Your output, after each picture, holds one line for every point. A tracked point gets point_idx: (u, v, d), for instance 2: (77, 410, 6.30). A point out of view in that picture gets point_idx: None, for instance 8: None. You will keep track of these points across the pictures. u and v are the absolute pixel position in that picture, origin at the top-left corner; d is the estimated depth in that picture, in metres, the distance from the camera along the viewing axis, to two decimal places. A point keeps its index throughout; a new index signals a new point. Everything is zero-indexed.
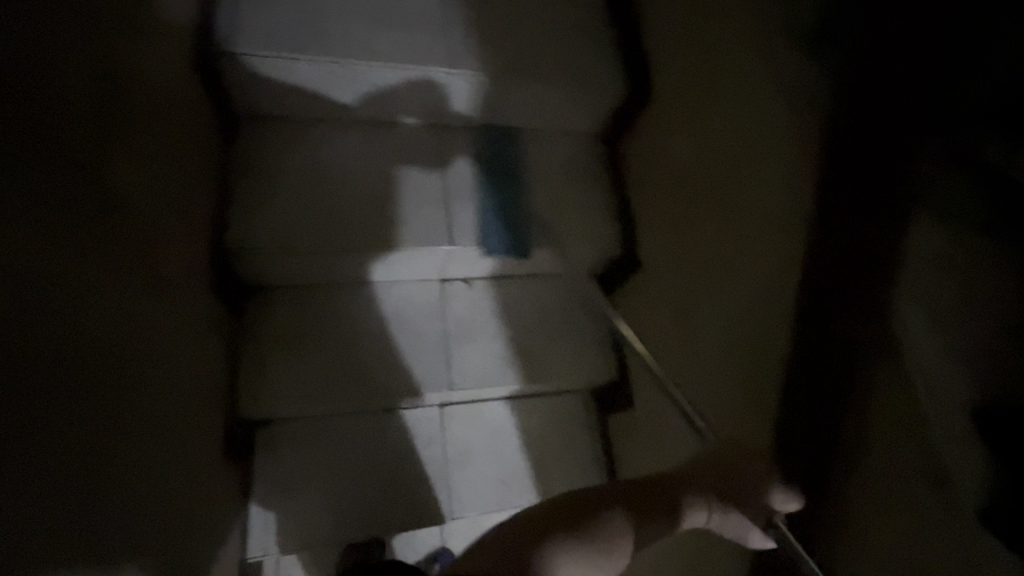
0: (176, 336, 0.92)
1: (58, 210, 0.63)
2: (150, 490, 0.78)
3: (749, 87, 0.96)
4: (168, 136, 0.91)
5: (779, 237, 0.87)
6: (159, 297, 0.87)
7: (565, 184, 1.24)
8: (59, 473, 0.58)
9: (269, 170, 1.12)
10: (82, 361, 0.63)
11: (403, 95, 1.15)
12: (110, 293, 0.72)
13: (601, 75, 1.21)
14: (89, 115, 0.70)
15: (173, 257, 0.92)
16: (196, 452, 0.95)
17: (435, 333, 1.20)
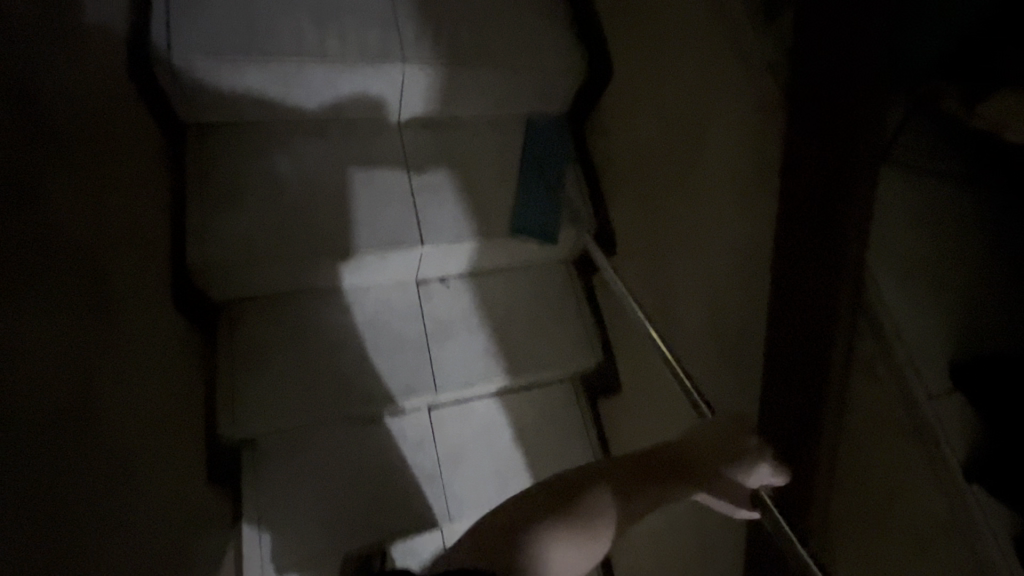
0: (148, 363, 0.90)
1: (22, 247, 0.64)
2: (131, 519, 0.77)
3: (706, 59, 0.95)
4: (117, 159, 0.88)
5: (747, 210, 0.88)
6: (127, 324, 0.86)
7: (534, 170, 1.21)
8: (30, 508, 0.59)
9: (225, 182, 1.08)
10: (50, 396, 0.64)
11: (355, 95, 1.11)
12: (33, 327, 0.63)
13: (559, 57, 1.18)
14: (38, 150, 0.69)
15: (133, 283, 0.89)
16: (169, 487, 0.90)
17: (415, 337, 1.18)
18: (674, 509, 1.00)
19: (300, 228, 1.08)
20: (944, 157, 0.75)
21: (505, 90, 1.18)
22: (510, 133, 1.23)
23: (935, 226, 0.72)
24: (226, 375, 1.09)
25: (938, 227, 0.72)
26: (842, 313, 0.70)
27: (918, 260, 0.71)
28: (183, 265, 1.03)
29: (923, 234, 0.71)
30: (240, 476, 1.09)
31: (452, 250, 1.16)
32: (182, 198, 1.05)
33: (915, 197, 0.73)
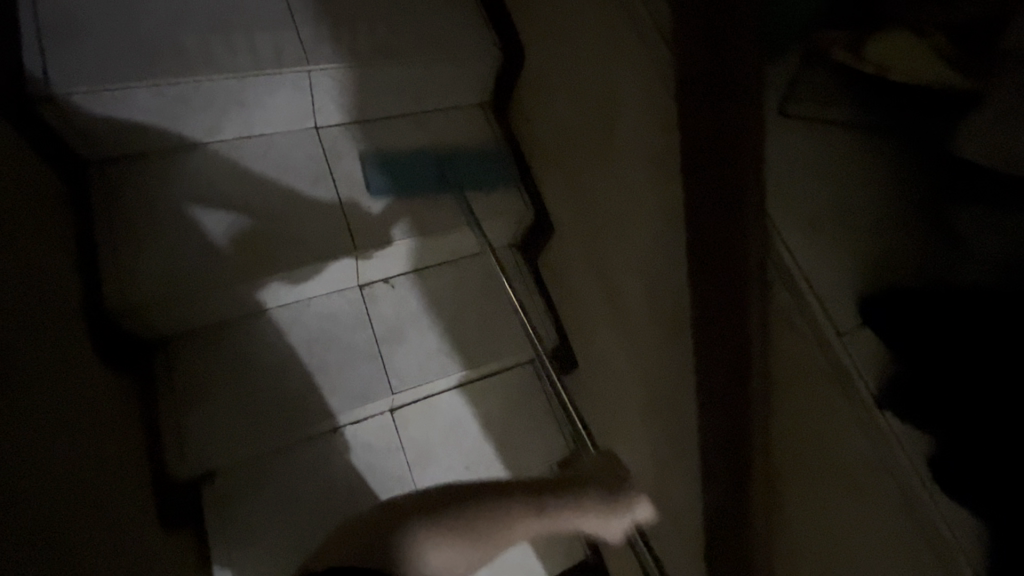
0: (82, 405, 0.86)
1: None
2: (102, 559, 0.77)
3: (608, 30, 0.96)
4: (15, 203, 0.83)
5: (662, 174, 0.90)
6: (54, 370, 0.82)
7: (461, 162, 1.21)
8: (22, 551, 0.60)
9: (135, 213, 1.02)
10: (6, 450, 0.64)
11: (261, 105, 1.07)
12: None
13: (469, 43, 1.16)
14: None
15: (52, 330, 0.85)
16: (124, 530, 0.87)
17: (366, 342, 1.16)
18: (641, 473, 1.03)
19: (227, 252, 1.05)
20: (847, 89, 0.78)
21: (419, 83, 1.16)
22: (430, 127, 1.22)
23: (832, 169, 0.77)
24: (170, 415, 1.05)
25: (834, 172, 0.77)
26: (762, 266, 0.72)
27: (817, 203, 0.75)
28: (105, 309, 0.98)
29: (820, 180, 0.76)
30: (202, 514, 1.06)
31: (392, 251, 1.14)
32: (92, 237, 0.99)
33: (804, 141, 0.79)
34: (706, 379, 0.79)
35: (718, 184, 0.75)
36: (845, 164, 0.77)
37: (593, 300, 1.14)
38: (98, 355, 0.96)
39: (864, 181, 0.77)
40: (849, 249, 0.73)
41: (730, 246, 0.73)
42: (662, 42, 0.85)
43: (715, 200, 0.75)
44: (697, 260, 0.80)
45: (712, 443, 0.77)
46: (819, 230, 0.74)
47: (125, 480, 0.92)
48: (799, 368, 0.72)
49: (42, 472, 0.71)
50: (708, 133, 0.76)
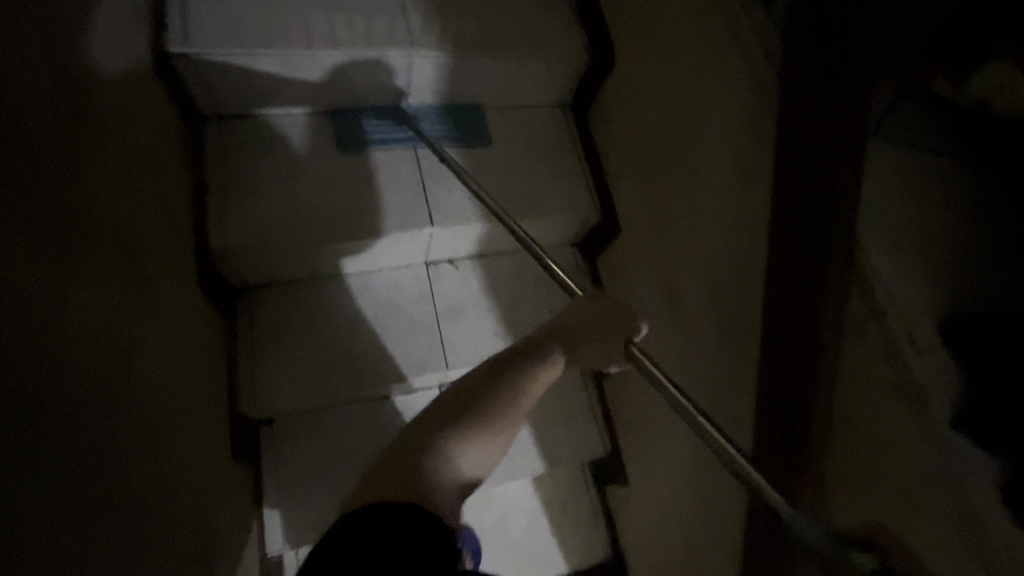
0: (174, 336, 0.94)
1: (31, 254, 0.63)
2: (166, 497, 0.83)
3: (703, 43, 0.99)
4: (141, 148, 0.92)
5: (740, 183, 0.93)
6: (152, 302, 0.89)
7: (538, 157, 1.27)
8: (75, 521, 0.63)
9: (239, 168, 1.11)
10: (69, 419, 0.64)
11: (364, 81, 1.15)
12: (54, 349, 0.64)
13: (562, 45, 1.22)
14: (56, 160, 0.69)
15: (156, 269, 0.92)
16: (194, 461, 0.94)
17: (426, 316, 1.22)
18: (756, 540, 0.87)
19: (313, 215, 1.12)
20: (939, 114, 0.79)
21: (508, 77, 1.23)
22: (514, 121, 1.28)
23: (921, 196, 0.77)
24: (245, 358, 1.14)
25: (925, 199, 0.77)
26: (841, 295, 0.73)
27: (904, 227, 0.75)
28: (204, 252, 1.07)
29: (910, 206, 0.76)
30: (260, 453, 1.14)
31: (462, 231, 1.20)
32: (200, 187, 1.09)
33: (899, 165, 0.78)
34: (769, 389, 0.83)
35: (799, 207, 0.78)
36: (938, 192, 0.77)
37: (650, 300, 1.18)
38: (194, 293, 1.04)
39: (956, 210, 0.76)
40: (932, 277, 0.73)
41: (806, 273, 0.77)
42: (759, 57, 0.88)
43: (795, 226, 0.79)
44: (774, 274, 0.83)
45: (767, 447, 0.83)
46: (904, 254, 0.74)
47: (200, 412, 0.99)
48: (871, 389, 0.73)
49: (131, 391, 0.78)
50: (795, 157, 0.79)
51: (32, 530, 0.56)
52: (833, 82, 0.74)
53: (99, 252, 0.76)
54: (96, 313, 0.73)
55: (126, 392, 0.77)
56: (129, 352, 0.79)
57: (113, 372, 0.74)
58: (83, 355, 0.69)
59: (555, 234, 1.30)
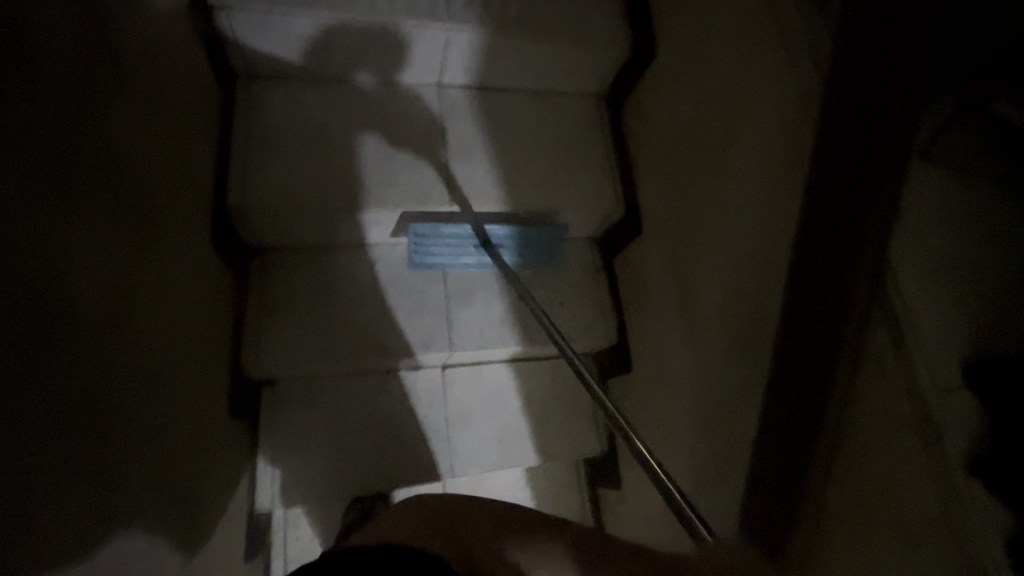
0: (184, 287, 0.94)
1: (58, 197, 0.62)
2: (165, 448, 0.84)
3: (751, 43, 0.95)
4: (169, 97, 0.91)
5: (769, 192, 0.90)
6: (166, 254, 0.89)
7: (566, 147, 1.25)
8: (74, 468, 0.63)
9: (264, 128, 1.11)
10: (80, 366, 0.64)
11: (399, 53, 1.13)
12: (74, 296, 0.64)
13: (604, 33, 1.19)
14: (90, 100, 0.69)
15: (171, 221, 0.92)
16: (192, 414, 0.94)
17: (437, 295, 1.21)
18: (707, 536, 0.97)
19: (334, 181, 1.11)
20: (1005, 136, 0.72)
21: (545, 63, 1.20)
22: (546, 108, 1.26)
23: (974, 223, 0.71)
24: (253, 318, 1.15)
25: (978, 226, 0.71)
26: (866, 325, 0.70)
27: (952, 254, 0.70)
28: (222, 208, 1.07)
29: (961, 233, 0.70)
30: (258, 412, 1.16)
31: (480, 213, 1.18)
32: (225, 143, 1.09)
33: (952, 186, 0.72)
34: (783, 410, 0.80)
35: (834, 225, 0.75)
36: (996, 220, 0.71)
37: (663, 302, 1.16)
38: (208, 251, 1.05)
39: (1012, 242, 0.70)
40: (975, 310, 0.68)
41: (832, 293, 0.73)
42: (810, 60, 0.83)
43: (832, 243, 0.75)
44: (807, 289, 0.79)
45: (772, 467, 0.82)
46: (947, 284, 0.69)
47: (203, 366, 1.00)
48: (886, 422, 0.70)
49: (139, 340, 0.78)
50: (836, 168, 0.75)
51: (36, 468, 0.56)
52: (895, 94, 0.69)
53: (119, 199, 0.76)
54: (108, 257, 0.73)
55: (135, 339, 0.77)
56: (138, 300, 0.79)
57: (122, 317, 0.74)
58: (92, 295, 0.68)
59: (575, 227, 1.28)
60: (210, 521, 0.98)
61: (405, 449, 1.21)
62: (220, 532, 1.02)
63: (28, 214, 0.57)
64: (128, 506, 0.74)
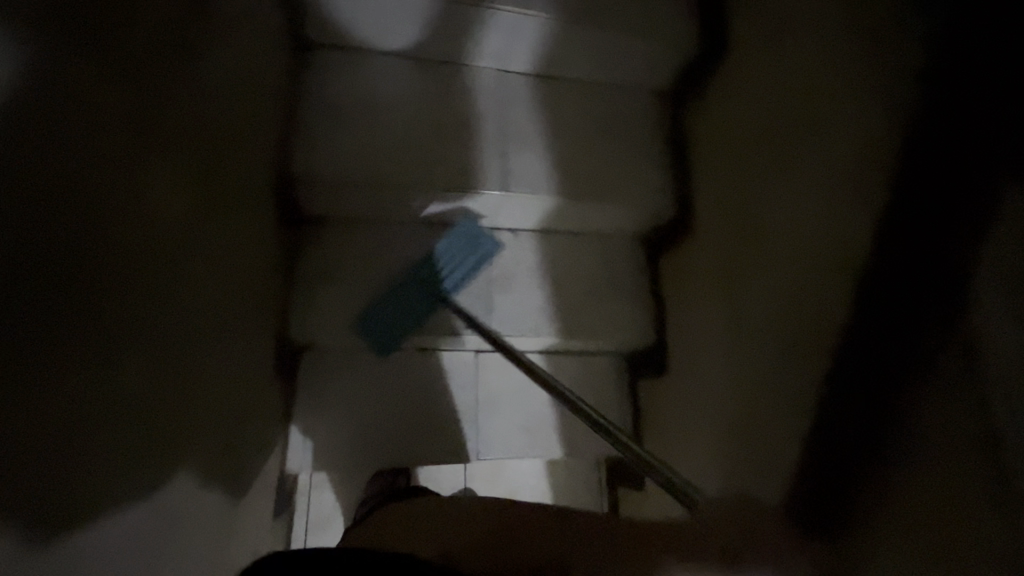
0: (251, 247, 0.96)
1: (107, 155, 0.57)
2: (216, 419, 0.81)
3: (819, 38, 0.88)
4: (240, 59, 0.92)
5: (826, 202, 0.83)
6: (235, 215, 0.90)
7: (623, 143, 1.24)
8: (103, 456, 0.57)
9: (330, 100, 1.12)
10: (119, 345, 0.58)
11: (466, 35, 1.13)
12: (118, 268, 0.58)
13: (674, 31, 1.17)
14: (155, 52, 0.69)
15: (241, 182, 0.93)
16: (251, 372, 0.96)
17: (480, 279, 1.23)
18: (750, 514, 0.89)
19: (395, 157, 1.13)
20: None
21: (610, 57, 1.19)
22: (603, 101, 1.25)
23: None
24: (302, 285, 1.17)
25: None
26: (938, 353, 0.60)
27: None
28: (284, 175, 1.09)
29: None
30: (297, 378, 1.19)
31: (531, 202, 1.18)
32: (292, 111, 1.11)
33: None
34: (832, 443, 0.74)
35: (908, 236, 0.66)
36: None
37: (710, 308, 1.13)
38: (269, 215, 1.06)
39: None
40: None
41: (891, 315, 0.67)
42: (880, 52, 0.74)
43: (883, 258, 0.70)
44: (856, 305, 0.74)
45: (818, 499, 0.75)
46: None
47: (261, 328, 1.02)
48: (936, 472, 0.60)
49: (201, 293, 0.77)
50: (900, 178, 0.68)
51: (58, 461, 0.51)
52: (978, 87, 0.59)
53: (197, 154, 0.77)
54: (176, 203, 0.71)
55: (193, 289, 0.75)
56: (205, 253, 0.79)
57: (179, 265, 0.71)
58: (149, 239, 0.64)
59: (623, 225, 1.28)
60: (254, 477, 1.00)
61: (439, 429, 1.23)
62: (260, 487, 1.05)
63: (84, 145, 0.54)
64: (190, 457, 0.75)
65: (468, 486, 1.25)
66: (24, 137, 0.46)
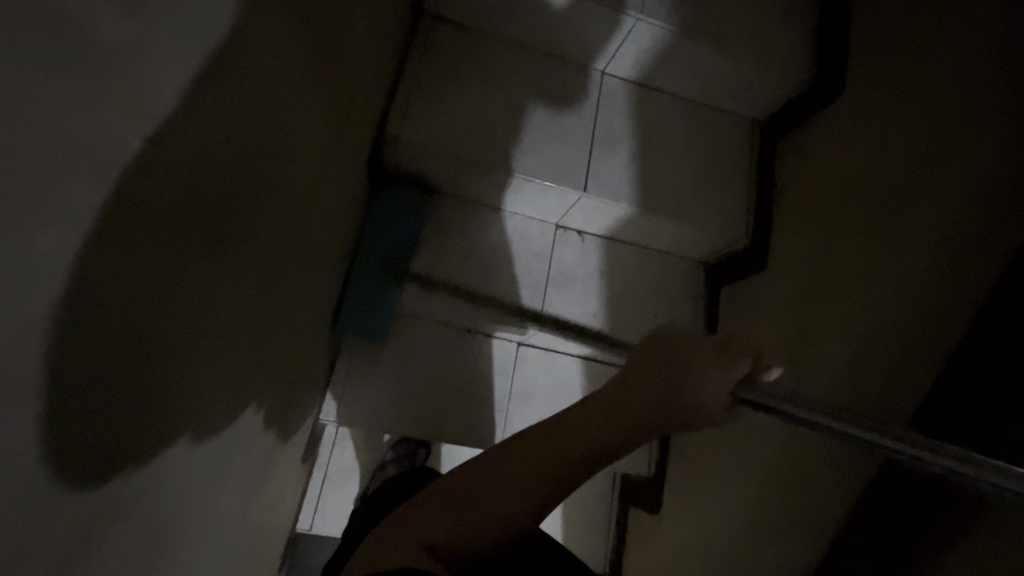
0: (341, 198, 0.97)
1: (280, 112, 0.59)
2: (279, 364, 0.84)
3: (939, 104, 0.87)
4: (382, 13, 0.93)
5: (917, 270, 0.81)
6: (340, 166, 0.92)
7: (710, 167, 1.24)
8: (206, 397, 0.58)
9: (436, 71, 1.14)
10: (239, 296, 0.60)
11: (582, 33, 1.14)
12: (255, 223, 0.60)
13: (787, 67, 1.17)
14: (345, 16, 0.75)
15: (354, 135, 0.95)
16: (315, 317, 0.98)
17: (539, 272, 1.26)
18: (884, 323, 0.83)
19: (488, 137, 1.14)
20: None
21: (717, 79, 1.20)
22: (699, 122, 1.26)
23: None
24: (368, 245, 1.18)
25: None
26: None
27: None
28: (381, 135, 1.10)
29: None
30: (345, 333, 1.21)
31: (608, 208, 1.19)
32: (399, 74, 1.12)
33: None
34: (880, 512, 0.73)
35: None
36: None
37: (764, 348, 1.12)
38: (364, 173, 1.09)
39: None
40: None
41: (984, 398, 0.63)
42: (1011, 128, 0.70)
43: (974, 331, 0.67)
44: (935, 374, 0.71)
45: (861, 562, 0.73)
46: None
47: (331, 278, 1.04)
48: None
49: (296, 237, 0.77)
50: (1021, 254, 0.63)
51: (179, 399, 0.52)
52: None
53: (335, 105, 0.79)
54: (300, 149, 0.69)
55: (283, 239, 0.72)
56: (308, 202, 0.79)
57: (283, 212, 0.68)
58: (268, 185, 0.61)
59: (690, 247, 1.30)
60: (296, 421, 1.02)
61: (475, 410, 1.25)
62: (298, 433, 1.07)
63: (251, 80, 0.50)
64: (259, 393, 0.78)
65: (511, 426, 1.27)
66: (220, 67, 0.43)
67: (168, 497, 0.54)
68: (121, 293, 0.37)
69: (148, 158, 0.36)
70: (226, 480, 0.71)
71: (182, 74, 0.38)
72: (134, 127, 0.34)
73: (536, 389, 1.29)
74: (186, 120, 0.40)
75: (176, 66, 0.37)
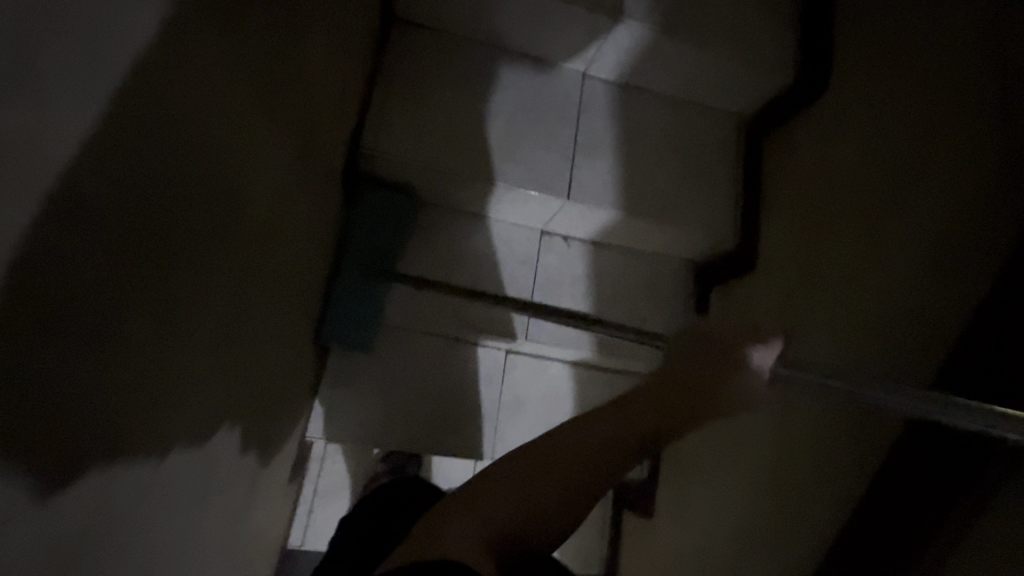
0: (317, 214, 0.95)
1: (246, 141, 0.58)
2: (259, 387, 0.82)
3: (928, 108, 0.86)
4: (349, 21, 0.90)
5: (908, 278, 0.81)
6: (314, 181, 0.89)
7: (696, 168, 1.22)
8: (184, 436, 0.57)
9: (410, 77, 1.11)
10: (213, 331, 0.59)
11: (560, 34, 1.11)
12: (227, 258, 0.58)
13: (770, 65, 1.15)
14: (308, 29, 0.73)
15: (327, 148, 0.92)
16: (294, 336, 0.96)
17: (525, 280, 1.24)
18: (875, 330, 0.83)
19: (467, 144, 1.11)
20: None
21: (701, 79, 1.17)
22: (683, 121, 1.23)
23: None
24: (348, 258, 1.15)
25: None
26: None
27: None
28: (357, 146, 1.07)
29: None
30: (328, 349, 1.18)
31: (593, 213, 1.17)
32: (372, 83, 1.09)
33: None
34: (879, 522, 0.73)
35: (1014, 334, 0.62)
36: None
37: None
38: (341, 185, 1.06)
39: None
40: None
41: None
42: None
43: None
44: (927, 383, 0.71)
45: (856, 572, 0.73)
46: None
47: (310, 295, 1.01)
48: None
49: (270, 259, 0.74)
50: None
51: (154, 445, 0.50)
52: None
53: (302, 121, 0.76)
54: (267, 170, 0.66)
55: (259, 265, 0.70)
56: (282, 222, 0.76)
57: (255, 238, 0.66)
58: (240, 217, 0.59)
59: (679, 248, 1.28)
60: (279, 443, 1.00)
61: (465, 420, 1.23)
62: (283, 454, 1.05)
63: (212, 109, 0.48)
64: (240, 419, 0.76)
65: (501, 435, 1.26)
66: (162, 78, 0.40)
67: (151, 540, 0.53)
68: (69, 339, 0.35)
69: (97, 210, 0.35)
70: (209, 509, 0.69)
71: (126, 115, 0.36)
72: (70, 180, 0.32)
73: (526, 397, 1.28)
74: (134, 152, 0.38)
75: (110, 91, 0.34)
